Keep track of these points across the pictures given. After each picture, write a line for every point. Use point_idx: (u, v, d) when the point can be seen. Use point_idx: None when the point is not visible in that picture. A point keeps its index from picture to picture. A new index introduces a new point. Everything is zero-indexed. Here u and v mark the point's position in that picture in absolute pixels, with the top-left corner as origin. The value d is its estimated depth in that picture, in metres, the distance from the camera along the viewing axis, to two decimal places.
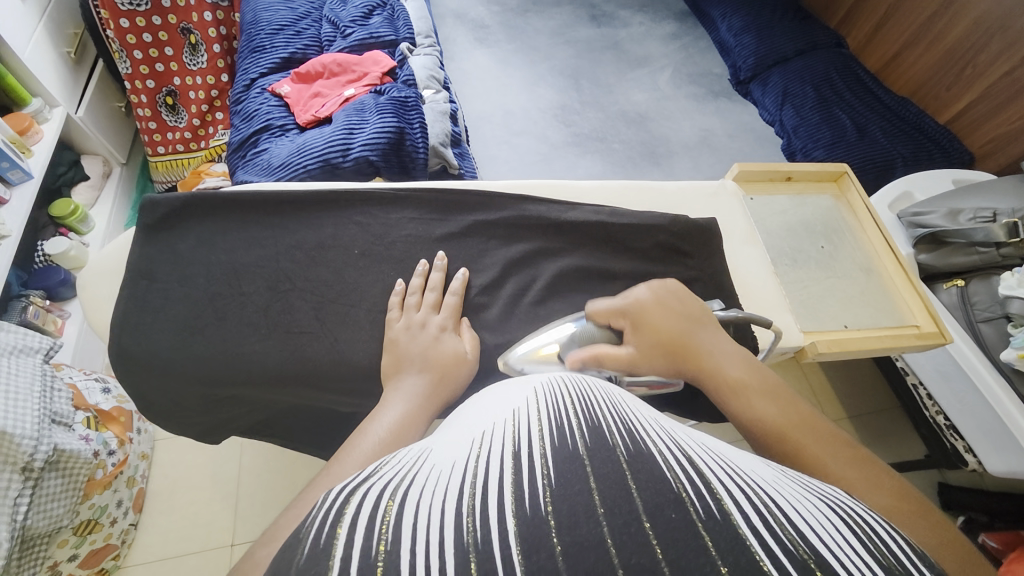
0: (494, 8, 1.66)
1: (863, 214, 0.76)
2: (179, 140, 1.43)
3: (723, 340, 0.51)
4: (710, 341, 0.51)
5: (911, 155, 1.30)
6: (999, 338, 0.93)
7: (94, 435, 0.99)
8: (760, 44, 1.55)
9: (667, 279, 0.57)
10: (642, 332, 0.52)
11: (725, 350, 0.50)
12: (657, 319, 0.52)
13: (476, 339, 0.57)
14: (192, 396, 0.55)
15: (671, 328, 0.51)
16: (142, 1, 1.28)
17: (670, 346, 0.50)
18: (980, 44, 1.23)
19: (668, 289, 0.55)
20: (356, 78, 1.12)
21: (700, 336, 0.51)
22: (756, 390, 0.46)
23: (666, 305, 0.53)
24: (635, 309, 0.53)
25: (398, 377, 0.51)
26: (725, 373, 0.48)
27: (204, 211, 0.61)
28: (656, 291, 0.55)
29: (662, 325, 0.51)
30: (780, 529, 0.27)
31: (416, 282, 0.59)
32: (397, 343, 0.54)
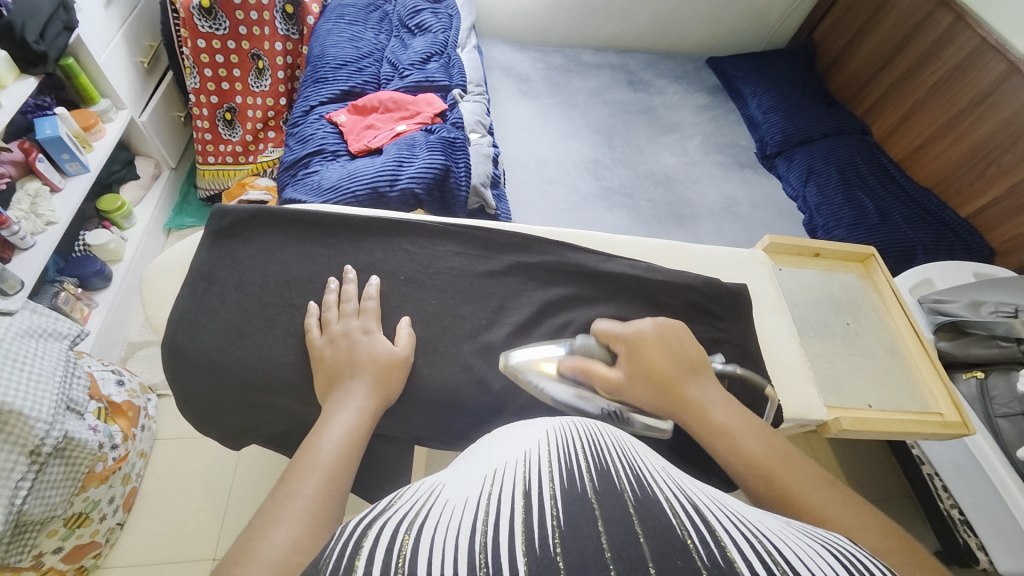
0: (539, 65, 1.78)
1: (888, 295, 0.78)
2: (230, 152, 1.53)
3: (712, 386, 0.52)
4: (700, 387, 0.52)
5: (932, 244, 1.34)
6: (1016, 434, 0.92)
7: (102, 426, 0.99)
8: (788, 124, 1.63)
9: (674, 321, 0.57)
10: (635, 375, 0.52)
11: (714, 396, 0.51)
12: (655, 360, 0.52)
13: (412, 338, 0.59)
14: (229, 398, 0.57)
15: (663, 372, 0.51)
16: (221, 26, 1.37)
17: (662, 391, 0.51)
18: (1005, 144, 1.30)
19: (669, 326, 0.56)
20: (409, 115, 1.19)
21: (690, 380, 0.52)
22: (745, 435, 0.48)
23: (665, 345, 0.54)
24: (633, 338, 0.55)
25: (344, 384, 0.52)
26: (712, 416, 0.49)
27: (266, 224, 0.64)
28: (658, 324, 0.56)
29: (657, 368, 0.52)
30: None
31: (332, 297, 0.59)
32: (344, 346, 0.55)
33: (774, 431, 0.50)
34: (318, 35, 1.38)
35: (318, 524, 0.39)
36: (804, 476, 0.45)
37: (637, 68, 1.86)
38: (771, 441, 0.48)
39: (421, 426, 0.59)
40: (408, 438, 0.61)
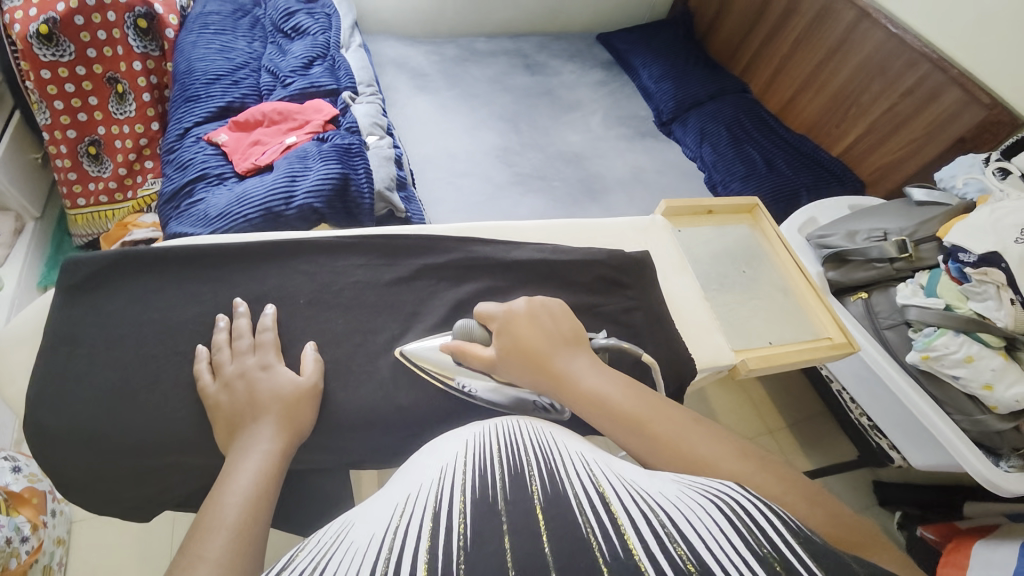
0: (433, 58, 1.74)
1: (775, 239, 0.85)
2: (103, 190, 1.36)
3: (582, 354, 0.53)
4: (570, 357, 0.52)
5: (813, 184, 1.48)
6: (902, 341, 1.03)
7: (5, 521, 0.87)
8: (677, 91, 1.72)
9: (549, 299, 0.58)
10: (507, 354, 0.53)
11: (585, 365, 0.52)
12: (527, 337, 0.53)
13: (320, 363, 0.57)
14: (117, 469, 0.51)
15: (533, 349, 0.52)
16: (67, 52, 1.21)
17: (534, 366, 0.51)
18: (862, 85, 1.44)
19: (542, 305, 0.57)
20: (298, 126, 1.13)
21: (562, 352, 0.53)
22: (613, 393, 0.50)
23: (534, 322, 0.55)
24: (505, 317, 0.55)
25: (247, 429, 0.49)
26: (583, 381, 0.51)
27: (136, 268, 0.58)
28: (530, 304, 0.56)
29: (528, 346, 0.53)
30: (673, 549, 0.30)
31: (222, 337, 0.55)
32: (242, 388, 0.51)
33: (641, 383, 0.52)
34: (183, 49, 1.25)
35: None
36: (673, 419, 0.48)
37: (531, 51, 1.88)
38: (639, 393, 0.50)
39: (347, 452, 0.57)
40: (337, 466, 0.58)
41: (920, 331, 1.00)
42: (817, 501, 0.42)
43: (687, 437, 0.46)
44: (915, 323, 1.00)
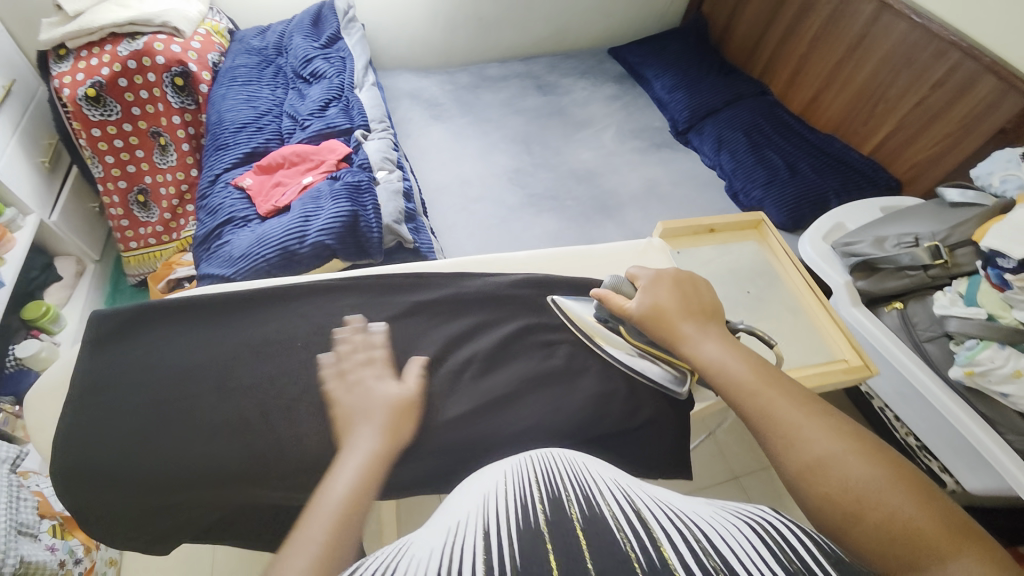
0: (446, 87, 1.80)
1: (783, 257, 0.83)
2: (152, 234, 1.48)
3: (713, 326, 0.61)
4: (701, 328, 0.61)
5: (842, 187, 1.40)
6: (944, 356, 0.96)
7: (61, 543, 0.94)
8: (692, 99, 1.69)
9: (694, 276, 0.68)
10: (645, 313, 0.62)
11: (714, 336, 0.60)
12: (666, 300, 0.63)
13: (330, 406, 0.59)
14: (136, 507, 0.56)
15: (667, 310, 0.62)
16: (113, 111, 1.35)
17: (664, 326, 0.61)
18: (888, 80, 1.36)
19: (688, 277, 0.67)
20: (314, 166, 1.19)
21: (694, 321, 0.62)
22: (733, 363, 0.57)
23: (678, 289, 0.65)
24: (652, 283, 0.65)
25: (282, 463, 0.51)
26: (704, 347, 0.59)
27: (156, 319, 0.64)
28: (677, 275, 0.67)
29: (665, 306, 0.62)
30: (707, 559, 0.32)
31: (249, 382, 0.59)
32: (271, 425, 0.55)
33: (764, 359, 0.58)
34: (213, 102, 1.36)
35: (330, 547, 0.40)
36: (787, 396, 0.53)
37: (542, 72, 1.90)
38: (760, 368, 0.57)
39: None
40: None
41: (962, 345, 0.92)
42: (924, 496, 0.43)
43: (792, 413, 0.51)
44: (958, 335, 0.93)
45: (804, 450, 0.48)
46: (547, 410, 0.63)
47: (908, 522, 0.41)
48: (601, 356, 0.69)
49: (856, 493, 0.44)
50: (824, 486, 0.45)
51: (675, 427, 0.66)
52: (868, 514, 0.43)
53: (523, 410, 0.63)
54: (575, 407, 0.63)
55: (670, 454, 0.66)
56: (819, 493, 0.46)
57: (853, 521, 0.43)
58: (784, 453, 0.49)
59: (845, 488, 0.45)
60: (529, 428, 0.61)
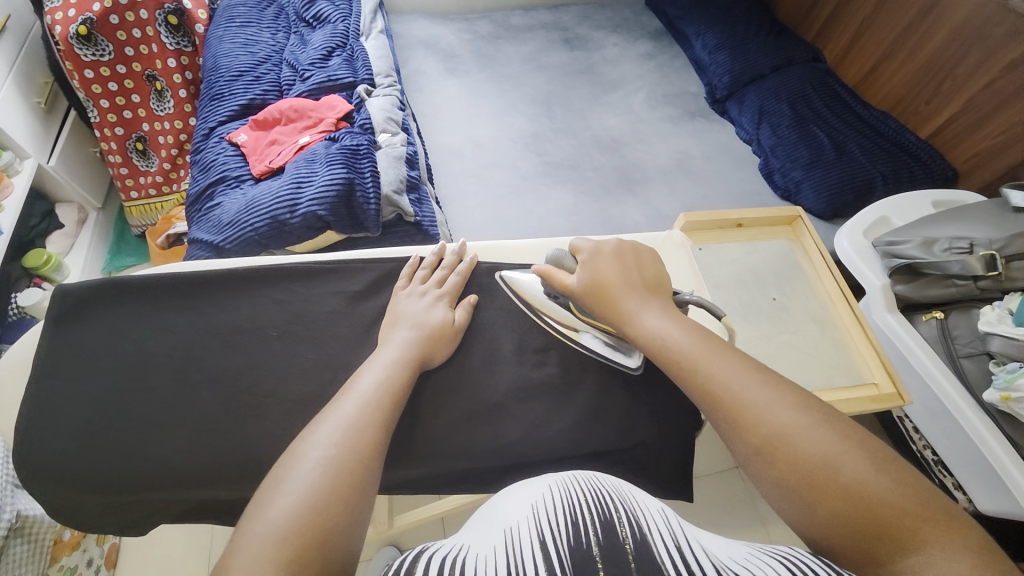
0: (465, 36, 1.65)
1: (817, 258, 0.74)
2: (152, 184, 1.38)
3: (655, 298, 0.55)
4: (642, 300, 0.55)
5: (892, 174, 1.26)
6: (980, 375, 0.87)
7: None
8: (734, 62, 1.51)
9: (638, 244, 0.61)
10: (586, 288, 0.56)
11: (655, 309, 0.54)
12: (606, 273, 0.56)
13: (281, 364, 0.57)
14: (94, 504, 0.53)
15: (610, 283, 0.56)
16: (106, 51, 1.23)
17: (606, 303, 0.55)
18: (958, 55, 1.18)
19: (632, 246, 0.59)
20: (313, 124, 1.11)
21: (635, 294, 0.55)
22: (672, 337, 0.51)
23: (619, 260, 0.57)
24: (593, 251, 0.58)
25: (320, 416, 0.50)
26: (647, 320, 0.53)
27: (109, 297, 0.59)
28: (620, 244, 0.59)
29: (606, 281, 0.56)
30: None
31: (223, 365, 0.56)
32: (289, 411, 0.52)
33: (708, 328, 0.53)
34: (210, 45, 1.27)
35: (363, 458, 0.44)
36: (729, 363, 0.48)
37: (572, 23, 1.73)
38: (703, 337, 0.51)
39: None
40: None
41: (1003, 366, 0.83)
42: (887, 466, 0.40)
43: (738, 385, 0.46)
44: (999, 356, 0.84)
45: (755, 431, 0.43)
46: (533, 422, 0.59)
47: (872, 506, 0.37)
48: (600, 366, 0.62)
49: (815, 474, 0.40)
50: (785, 465, 0.41)
51: (674, 448, 0.61)
52: (827, 497, 0.39)
53: (511, 422, 0.59)
54: (565, 421, 0.59)
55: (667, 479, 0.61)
56: (775, 476, 0.41)
57: (815, 506, 0.39)
58: (734, 434, 0.44)
59: (803, 469, 0.40)
60: (512, 444, 0.58)
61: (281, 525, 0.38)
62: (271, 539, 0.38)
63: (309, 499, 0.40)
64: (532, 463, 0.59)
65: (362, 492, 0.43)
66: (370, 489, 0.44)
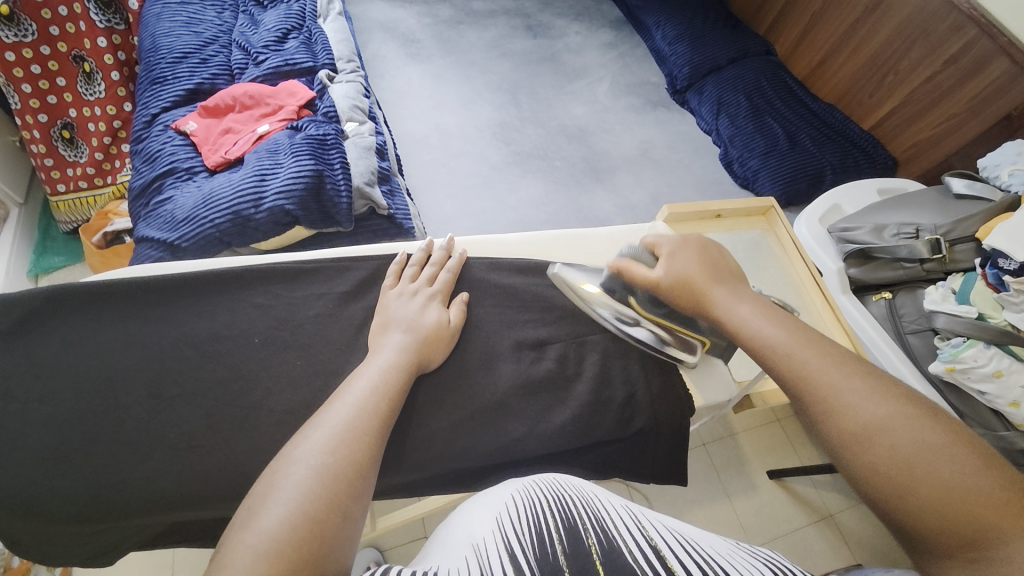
0: (425, 20, 1.59)
1: (789, 246, 0.82)
2: (82, 176, 1.24)
3: (744, 289, 0.55)
4: (732, 290, 0.54)
5: (840, 163, 1.34)
6: (926, 350, 0.95)
7: None
8: (694, 53, 1.55)
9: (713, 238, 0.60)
10: (672, 277, 0.56)
11: (745, 297, 0.54)
12: (690, 266, 0.56)
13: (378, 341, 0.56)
14: (63, 534, 0.51)
15: (699, 276, 0.55)
16: (29, 33, 1.08)
17: (695, 294, 0.55)
18: (901, 50, 1.27)
19: (710, 240, 0.59)
20: (271, 111, 1.03)
21: (724, 284, 0.55)
22: (764, 324, 0.51)
23: (702, 253, 0.57)
24: (676, 244, 0.58)
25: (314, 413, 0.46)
26: (736, 309, 0.53)
27: (64, 312, 0.58)
28: (700, 237, 0.59)
29: (691, 273, 0.55)
30: None
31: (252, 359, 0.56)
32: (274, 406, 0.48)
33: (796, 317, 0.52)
34: (146, 22, 1.15)
35: (355, 465, 0.42)
36: (824, 353, 0.47)
37: (534, 10, 1.71)
38: (800, 332, 0.50)
39: None
40: None
41: (947, 341, 0.91)
42: (998, 466, 0.38)
43: (833, 374, 0.45)
44: (944, 332, 0.92)
45: (845, 418, 0.42)
46: (534, 419, 0.58)
47: (968, 496, 0.36)
48: (595, 359, 0.63)
49: (908, 462, 0.39)
50: (873, 451, 0.40)
51: (669, 435, 0.63)
52: (921, 485, 0.37)
53: (511, 420, 0.58)
54: (566, 416, 0.59)
55: (663, 465, 0.63)
56: (868, 462, 0.40)
57: (906, 492, 0.38)
58: (824, 420, 0.44)
59: (901, 458, 0.39)
60: (515, 442, 0.57)
61: (274, 537, 0.35)
62: (263, 552, 0.34)
63: (305, 508, 0.37)
64: (535, 459, 0.59)
65: (356, 499, 0.41)
66: (363, 499, 0.41)
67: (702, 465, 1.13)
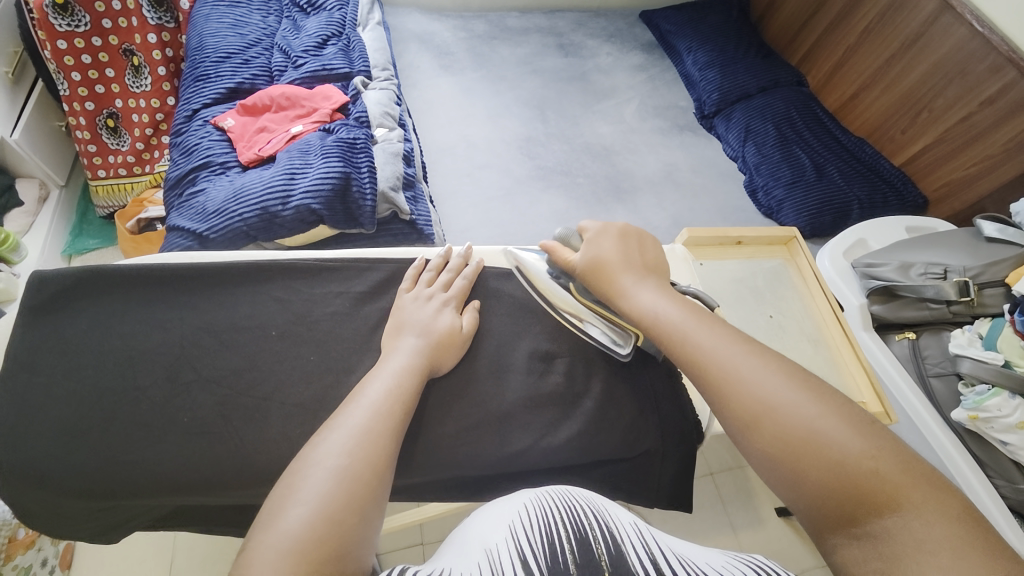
0: (460, 34, 1.63)
1: (811, 277, 0.81)
2: (122, 164, 1.29)
3: (656, 277, 0.56)
4: (641, 277, 0.56)
5: (867, 198, 1.32)
6: (949, 395, 0.92)
7: None
8: (723, 80, 1.55)
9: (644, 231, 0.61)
10: (584, 262, 0.58)
11: (654, 284, 0.55)
12: (607, 253, 0.58)
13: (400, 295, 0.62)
14: (74, 506, 0.53)
15: (608, 262, 0.57)
16: (82, 22, 1.14)
17: (603, 280, 0.56)
18: (937, 88, 1.25)
19: (635, 231, 0.60)
20: (306, 113, 1.07)
21: (633, 271, 0.56)
22: (665, 310, 0.52)
23: (621, 242, 0.59)
24: (597, 234, 0.59)
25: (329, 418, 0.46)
26: (639, 295, 0.54)
27: (95, 292, 0.60)
28: (623, 228, 0.60)
29: (605, 260, 0.57)
30: None
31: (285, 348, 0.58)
32: None
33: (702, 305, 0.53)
34: (196, 23, 1.20)
35: (374, 471, 0.42)
36: (717, 333, 0.48)
37: (567, 29, 1.73)
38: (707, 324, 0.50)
39: None
40: None
41: (971, 387, 0.88)
42: (867, 432, 0.40)
43: (725, 357, 0.46)
44: (967, 377, 0.89)
45: (739, 398, 0.44)
46: (539, 432, 0.58)
47: (849, 471, 0.38)
48: (606, 377, 0.62)
49: (797, 442, 0.40)
50: (767, 432, 0.42)
51: (676, 460, 0.62)
52: (808, 463, 0.40)
53: (515, 430, 0.58)
54: (572, 432, 0.58)
55: (668, 491, 0.62)
56: (757, 443, 0.42)
57: (796, 471, 0.40)
58: (715, 402, 0.46)
59: (785, 438, 0.41)
60: (519, 453, 0.57)
61: (297, 537, 0.36)
62: (287, 551, 0.35)
63: (325, 509, 0.38)
64: (538, 472, 0.59)
65: (374, 502, 0.41)
66: (382, 499, 0.42)
67: (709, 495, 1.10)
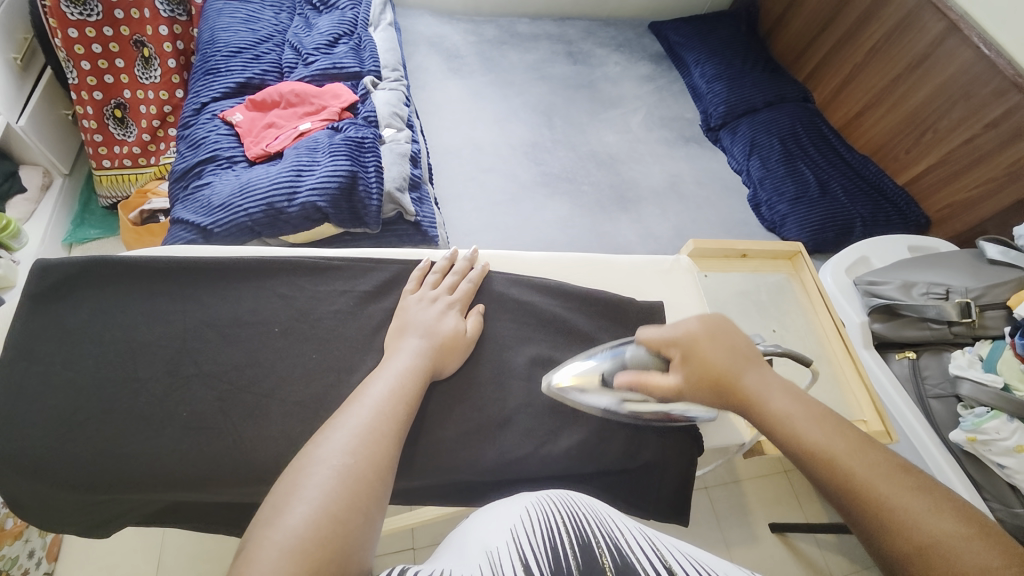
0: (470, 38, 1.64)
1: (814, 293, 0.81)
2: (128, 155, 1.28)
3: (768, 370, 0.49)
4: (759, 376, 0.49)
5: (870, 216, 1.32)
6: (948, 416, 0.92)
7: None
8: (730, 93, 1.56)
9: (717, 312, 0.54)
10: (693, 380, 0.49)
11: (772, 382, 0.48)
12: (711, 359, 0.49)
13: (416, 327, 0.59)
14: (67, 498, 0.52)
15: (721, 370, 0.48)
16: (94, 11, 1.15)
17: (724, 393, 0.48)
18: (942, 110, 1.26)
19: (717, 320, 0.52)
20: (314, 111, 1.07)
21: (749, 372, 0.49)
22: (804, 418, 0.45)
23: (716, 339, 0.50)
24: (686, 340, 0.51)
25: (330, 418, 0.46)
26: (772, 403, 0.46)
27: (98, 281, 0.60)
28: (704, 320, 0.52)
29: (716, 371, 0.49)
30: None
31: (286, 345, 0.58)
32: None
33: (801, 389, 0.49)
34: (208, 16, 1.20)
35: (377, 470, 0.42)
36: (808, 408, 0.46)
37: (576, 38, 1.74)
38: (791, 389, 0.47)
39: None
40: None
41: (970, 410, 0.88)
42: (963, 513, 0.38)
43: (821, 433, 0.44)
44: (967, 399, 0.88)
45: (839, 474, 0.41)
46: (540, 440, 0.58)
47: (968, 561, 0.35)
48: None
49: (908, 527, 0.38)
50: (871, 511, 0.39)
51: (676, 473, 0.61)
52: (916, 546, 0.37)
53: (516, 437, 0.58)
54: (572, 440, 0.58)
55: (667, 505, 0.61)
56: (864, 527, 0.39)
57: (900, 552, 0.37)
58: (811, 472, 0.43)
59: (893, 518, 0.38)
60: (519, 460, 0.57)
61: (299, 534, 0.36)
62: (290, 549, 0.35)
63: (328, 507, 0.38)
64: (538, 481, 0.58)
65: (378, 502, 0.41)
66: (384, 500, 0.41)
67: (704, 508, 1.10)
